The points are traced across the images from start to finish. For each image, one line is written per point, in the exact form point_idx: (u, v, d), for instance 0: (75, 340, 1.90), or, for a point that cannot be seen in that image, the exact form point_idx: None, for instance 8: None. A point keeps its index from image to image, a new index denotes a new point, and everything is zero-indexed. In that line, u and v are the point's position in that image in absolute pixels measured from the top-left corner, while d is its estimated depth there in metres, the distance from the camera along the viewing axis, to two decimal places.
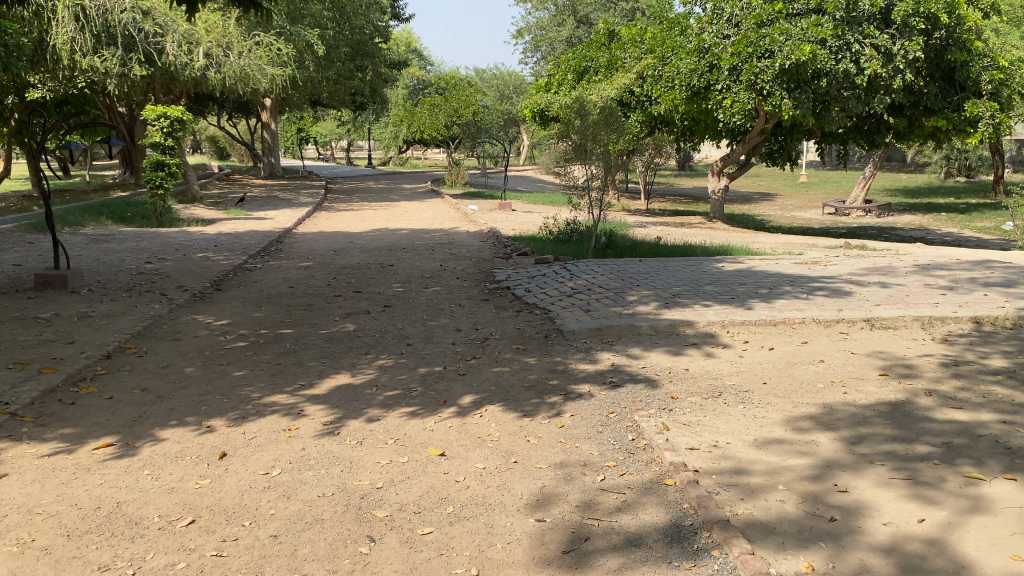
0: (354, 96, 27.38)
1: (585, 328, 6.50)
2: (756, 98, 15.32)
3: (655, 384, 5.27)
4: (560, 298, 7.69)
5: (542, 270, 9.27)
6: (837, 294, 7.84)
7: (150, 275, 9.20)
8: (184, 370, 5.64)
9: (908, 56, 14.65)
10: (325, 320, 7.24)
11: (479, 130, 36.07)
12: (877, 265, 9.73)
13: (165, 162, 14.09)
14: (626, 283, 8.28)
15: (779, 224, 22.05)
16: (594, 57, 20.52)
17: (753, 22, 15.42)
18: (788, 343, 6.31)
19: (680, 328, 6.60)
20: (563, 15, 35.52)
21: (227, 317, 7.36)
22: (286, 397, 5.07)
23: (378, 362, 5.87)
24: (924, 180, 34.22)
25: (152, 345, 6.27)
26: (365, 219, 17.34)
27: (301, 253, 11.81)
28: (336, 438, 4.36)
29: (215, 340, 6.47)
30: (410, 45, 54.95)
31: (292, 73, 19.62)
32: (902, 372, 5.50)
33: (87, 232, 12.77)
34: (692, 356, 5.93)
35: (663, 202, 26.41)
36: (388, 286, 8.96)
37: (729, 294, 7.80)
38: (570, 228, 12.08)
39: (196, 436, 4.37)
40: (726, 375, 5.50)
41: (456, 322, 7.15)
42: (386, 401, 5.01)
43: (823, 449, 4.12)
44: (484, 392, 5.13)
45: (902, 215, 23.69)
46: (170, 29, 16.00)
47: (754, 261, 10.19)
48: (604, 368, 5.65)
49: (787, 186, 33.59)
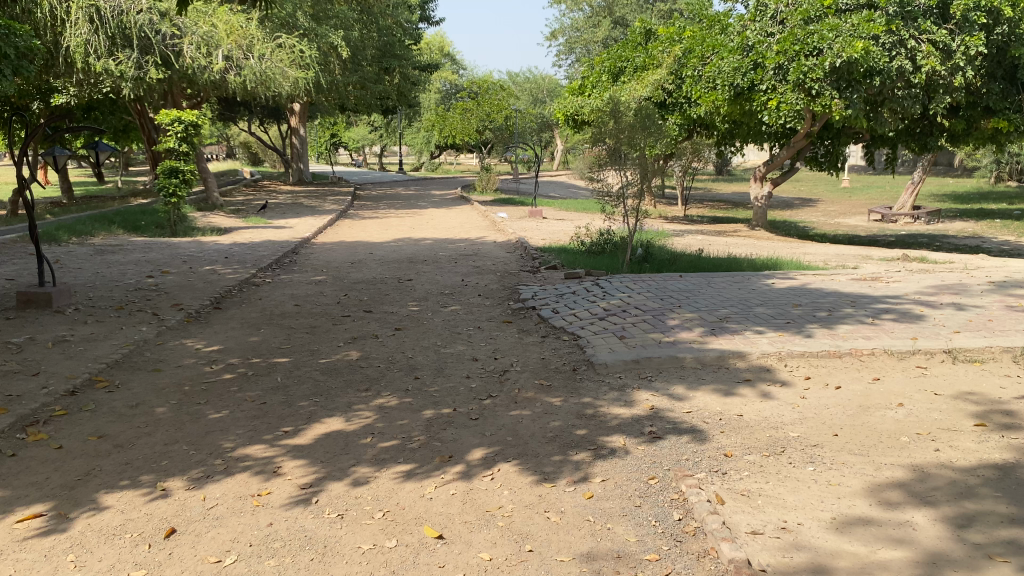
0: (382, 100, 26.81)
1: (620, 359, 5.66)
2: (805, 99, 14.34)
3: (703, 436, 4.40)
4: (590, 322, 6.83)
5: (572, 287, 8.43)
6: (907, 317, 6.89)
7: (148, 291, 8.52)
8: (155, 411, 4.90)
9: (970, 52, 13.51)
10: (326, 346, 6.47)
11: (512, 134, 35.42)
12: (946, 282, 8.71)
13: (179, 168, 13.57)
14: (664, 304, 7.42)
15: (823, 232, 20.94)
16: (629, 57, 19.63)
17: (800, 19, 14.51)
18: (857, 380, 5.40)
19: (730, 360, 5.71)
20: (598, 17, 34.70)
21: (220, 342, 6.61)
22: (264, 449, 4.30)
23: (378, 402, 5.07)
24: (972, 185, 32.79)
25: (127, 377, 5.56)
26: (389, 227, 16.67)
27: (315, 266, 11.11)
28: (312, 510, 3.57)
29: (199, 371, 5.73)
30: (443, 49, 54.42)
31: (317, 76, 19.04)
32: (1004, 422, 4.55)
33: (97, 242, 12.24)
34: (746, 398, 5.06)
35: (700, 208, 25.40)
36: (402, 304, 8.19)
37: (784, 318, 6.88)
38: (604, 239, 11.27)
39: (146, 504, 3.63)
40: (788, 423, 4.61)
41: (474, 349, 6.35)
42: (380, 455, 4.20)
43: (923, 536, 3.23)
44: (498, 444, 4.30)
45: (954, 222, 22.42)
46: (189, 31, 15.52)
47: (807, 277, 9.24)
48: (641, 412, 4.79)
49: (829, 192, 32.25)
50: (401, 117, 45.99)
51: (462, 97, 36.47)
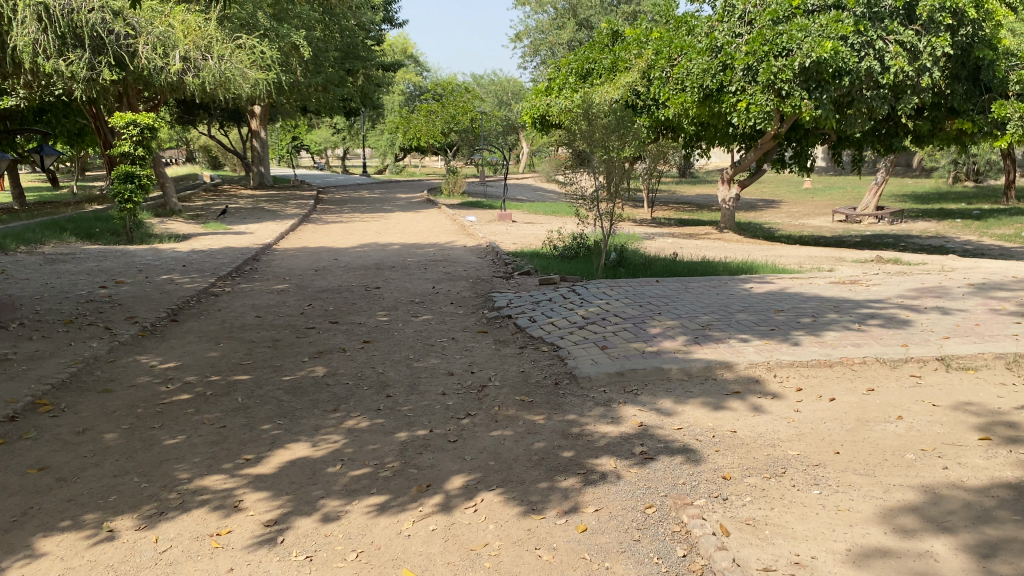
0: (345, 103, 26.34)
1: (603, 372, 5.37)
2: (775, 99, 14.19)
3: (698, 456, 4.12)
4: (569, 331, 6.54)
5: (548, 294, 8.15)
6: (893, 323, 6.70)
7: (100, 303, 8.06)
8: (103, 437, 4.50)
9: (935, 53, 13.43)
10: (290, 362, 6.09)
11: (477, 137, 35.10)
12: (926, 285, 8.56)
13: (135, 173, 13.06)
14: (645, 311, 7.15)
15: (790, 233, 20.96)
16: (597, 58, 19.44)
17: (768, 19, 14.37)
18: (851, 391, 5.17)
19: (718, 371, 5.46)
20: (562, 18, 34.54)
21: (176, 358, 6.20)
22: (223, 480, 3.95)
23: (348, 424, 4.73)
24: (930, 185, 33.21)
25: (73, 399, 5.14)
26: (353, 232, 16.27)
27: (278, 273, 10.68)
28: (277, 552, 3.22)
29: (153, 392, 5.33)
30: (407, 51, 53.90)
31: (278, 78, 18.53)
32: (1009, 435, 4.33)
33: (47, 251, 11.68)
34: (738, 412, 4.80)
35: (667, 210, 25.36)
36: (371, 314, 7.83)
37: (769, 324, 6.65)
38: (577, 243, 11.01)
39: (88, 549, 3.26)
40: (786, 440, 4.36)
41: (448, 362, 6.02)
42: (350, 486, 3.86)
43: (947, 568, 2.97)
44: (479, 470, 3.98)
45: (917, 222, 22.59)
46: (144, 31, 14.93)
47: (785, 281, 9.04)
48: (629, 430, 4.50)
49: (791, 193, 32.44)
50: (364, 120, 45.42)
51: (426, 99, 36.05)
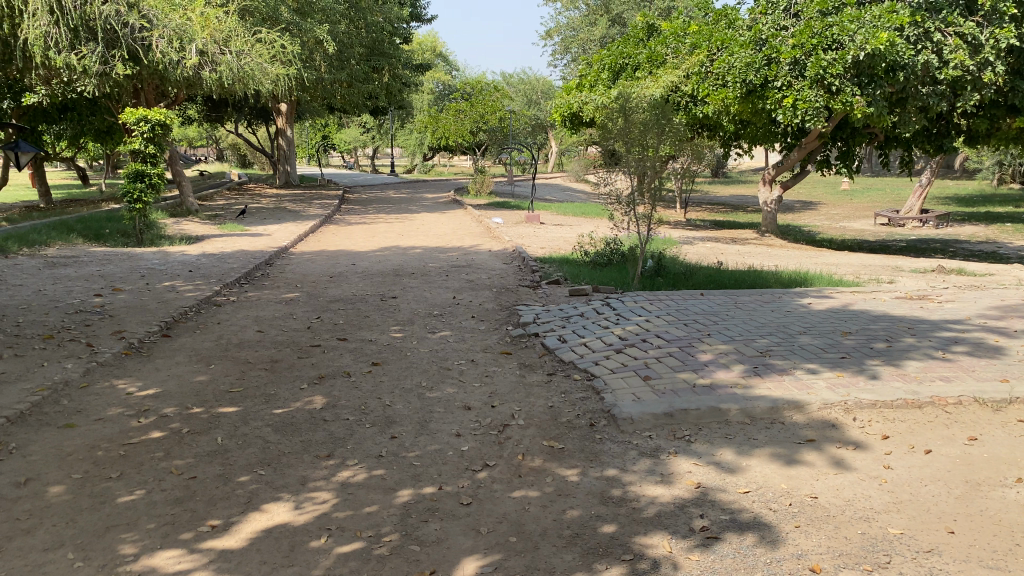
0: (370, 100, 25.66)
1: (648, 413, 4.51)
2: (825, 95, 13.17)
3: (775, 535, 3.26)
4: (604, 356, 5.69)
5: (580, 308, 7.29)
6: (982, 350, 5.78)
7: (89, 315, 7.34)
8: (48, 492, 3.73)
9: (999, 45, 12.36)
10: (285, 390, 5.30)
11: (505, 136, 34.28)
12: (1008, 302, 7.60)
13: (146, 171, 12.41)
14: (691, 331, 6.29)
15: (832, 237, 19.94)
16: (632, 54, 18.35)
17: (817, 11, 13.54)
18: (949, 440, 4.27)
19: (786, 413, 4.58)
20: (595, 15, 33.68)
21: (158, 384, 5.43)
22: (181, 556, 3.16)
23: (343, 476, 3.93)
24: (974, 188, 31.94)
25: (27, 437, 4.39)
26: (374, 234, 15.58)
27: (289, 280, 9.94)
28: None
29: (123, 428, 4.57)
30: (435, 48, 53.21)
31: (299, 73, 17.83)
32: None
33: (50, 253, 11.07)
34: (817, 469, 3.92)
35: (700, 212, 24.41)
36: (383, 330, 7.03)
37: (838, 351, 5.74)
38: (611, 249, 10.17)
39: None
40: (883, 511, 3.47)
41: (466, 393, 5.19)
42: (336, 569, 3.06)
43: None
44: (498, 551, 3.16)
45: (964, 226, 21.45)
46: (160, 24, 14.10)
47: (846, 295, 8.12)
48: (684, 495, 3.65)
49: (829, 194, 31.30)
50: (391, 118, 44.89)
51: (453, 98, 35.30)
